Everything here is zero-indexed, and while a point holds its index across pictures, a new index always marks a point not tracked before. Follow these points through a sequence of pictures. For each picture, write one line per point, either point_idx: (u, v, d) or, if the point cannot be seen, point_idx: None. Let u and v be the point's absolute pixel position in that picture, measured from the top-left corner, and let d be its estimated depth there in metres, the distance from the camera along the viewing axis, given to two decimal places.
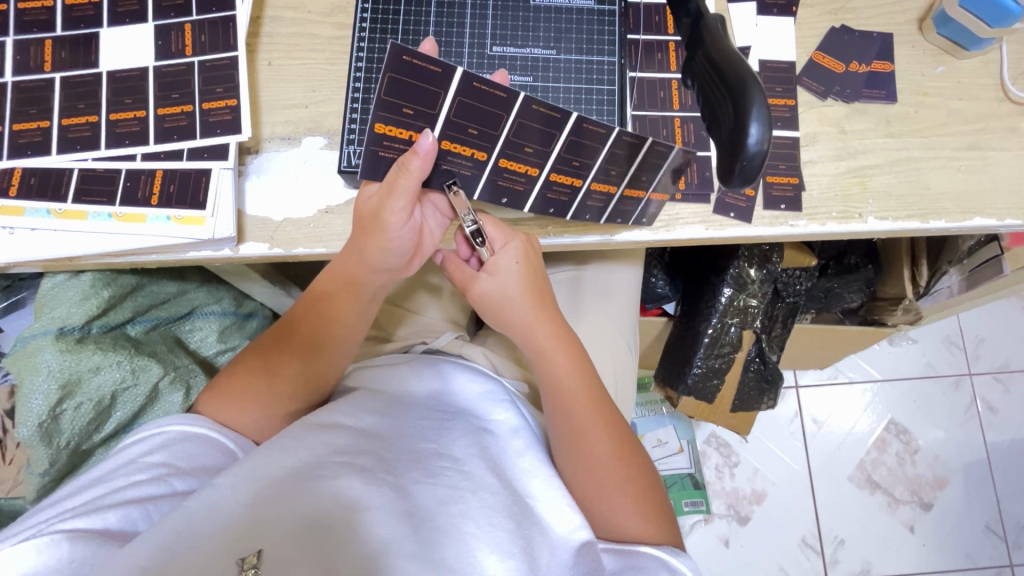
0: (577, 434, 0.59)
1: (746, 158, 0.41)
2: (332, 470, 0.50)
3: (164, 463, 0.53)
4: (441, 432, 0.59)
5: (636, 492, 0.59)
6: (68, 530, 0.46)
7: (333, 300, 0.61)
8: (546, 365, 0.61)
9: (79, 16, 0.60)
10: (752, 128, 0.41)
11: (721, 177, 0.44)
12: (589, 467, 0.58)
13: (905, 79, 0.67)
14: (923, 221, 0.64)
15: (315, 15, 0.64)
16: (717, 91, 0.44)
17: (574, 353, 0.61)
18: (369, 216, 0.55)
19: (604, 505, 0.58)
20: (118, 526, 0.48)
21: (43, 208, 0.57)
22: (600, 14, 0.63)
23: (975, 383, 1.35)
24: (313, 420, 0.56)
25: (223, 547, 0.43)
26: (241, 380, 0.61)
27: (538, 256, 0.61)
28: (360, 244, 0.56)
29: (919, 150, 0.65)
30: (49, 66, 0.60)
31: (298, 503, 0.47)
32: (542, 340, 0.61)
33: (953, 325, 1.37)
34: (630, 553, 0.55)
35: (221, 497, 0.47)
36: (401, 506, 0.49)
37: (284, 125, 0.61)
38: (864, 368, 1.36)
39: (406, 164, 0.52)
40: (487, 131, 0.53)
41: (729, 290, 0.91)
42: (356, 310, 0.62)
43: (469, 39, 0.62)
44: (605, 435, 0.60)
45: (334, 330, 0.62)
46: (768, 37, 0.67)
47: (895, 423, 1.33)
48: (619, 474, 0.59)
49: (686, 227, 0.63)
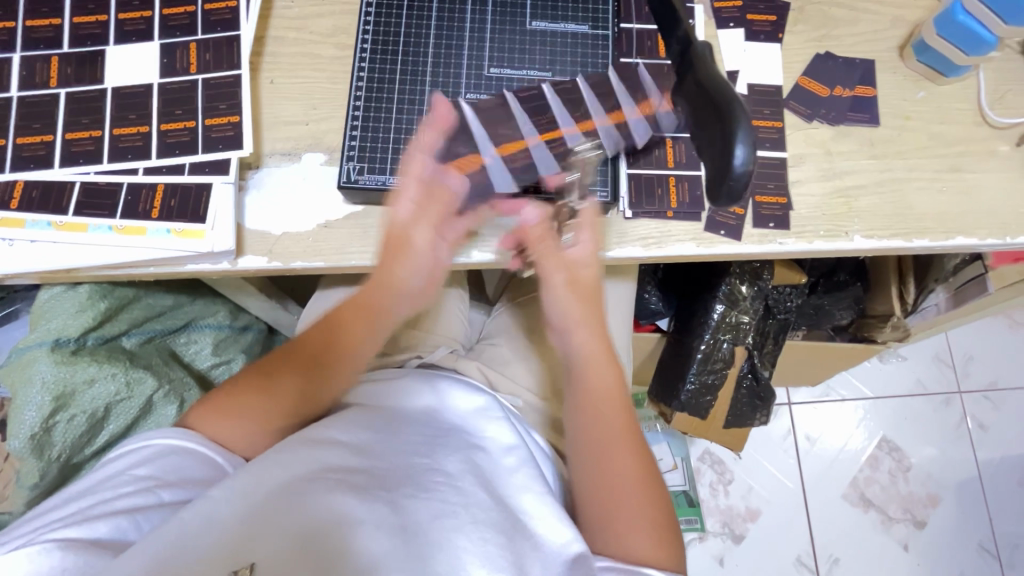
0: (598, 444, 0.59)
1: (733, 179, 0.43)
2: (326, 485, 0.50)
3: (151, 475, 0.53)
4: (435, 449, 0.59)
5: (648, 514, 0.57)
6: (60, 539, 0.47)
7: (348, 326, 0.61)
8: (579, 371, 0.61)
9: (86, 34, 0.62)
10: (738, 150, 0.43)
11: (708, 196, 0.46)
12: (606, 483, 0.58)
13: (887, 104, 0.69)
14: (908, 240, 0.65)
15: (317, 35, 0.66)
16: (704, 113, 0.46)
17: (611, 367, 0.61)
18: (398, 234, 0.57)
19: (614, 524, 0.56)
20: (109, 536, 0.48)
21: (44, 220, 0.57)
22: (593, 39, 0.65)
23: (965, 401, 1.37)
24: (308, 436, 0.57)
25: (219, 558, 0.44)
26: (237, 402, 0.59)
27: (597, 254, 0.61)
28: (386, 267, 0.58)
29: (902, 172, 0.67)
30: (55, 81, 0.61)
31: (292, 516, 0.47)
32: (586, 344, 0.60)
33: (942, 343, 1.40)
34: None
35: (217, 512, 0.48)
36: (393, 521, 0.49)
37: (284, 141, 0.63)
38: (856, 386, 1.37)
39: (433, 189, 0.57)
40: (516, 124, 0.62)
41: (721, 306, 0.92)
42: (369, 338, 0.62)
43: (467, 61, 0.63)
44: (625, 450, 0.59)
45: (345, 356, 0.61)
46: (756, 62, 0.70)
47: (887, 440, 1.34)
48: (634, 493, 0.58)
49: (677, 244, 0.64)
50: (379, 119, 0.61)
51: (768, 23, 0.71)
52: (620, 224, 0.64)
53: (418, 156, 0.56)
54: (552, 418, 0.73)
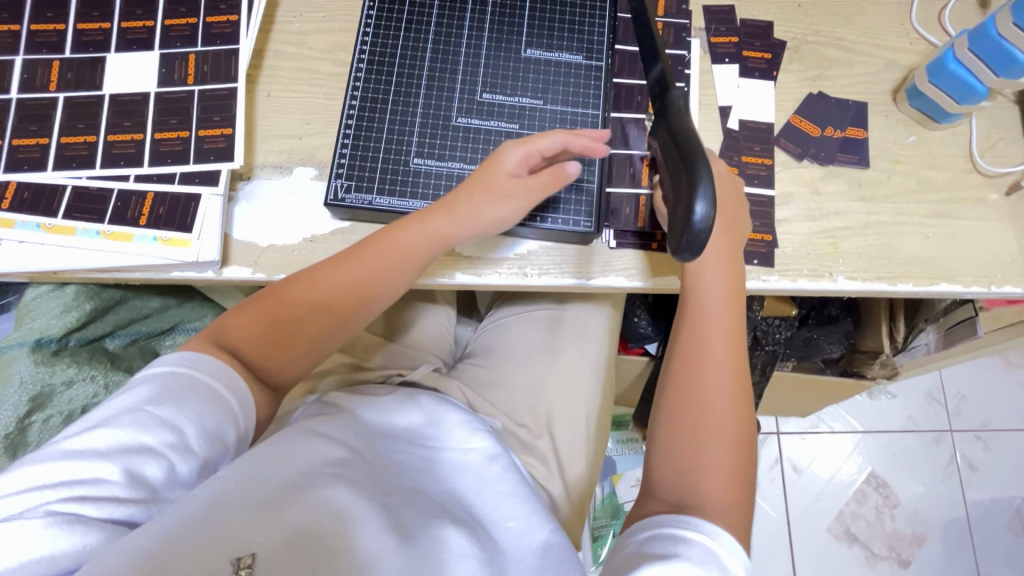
0: (696, 379, 0.57)
1: (691, 232, 0.41)
2: (325, 483, 0.52)
3: (171, 428, 0.50)
4: (421, 464, 0.61)
5: (729, 455, 0.55)
6: (79, 514, 0.45)
7: (387, 246, 0.57)
8: (700, 290, 0.59)
9: (88, 40, 0.63)
10: (699, 204, 0.40)
11: (670, 247, 0.43)
12: (696, 417, 0.56)
13: (878, 146, 0.70)
14: (891, 283, 0.66)
15: (316, 51, 0.67)
16: (675, 161, 0.45)
17: (736, 303, 0.60)
18: (495, 176, 0.56)
19: (697, 452, 0.54)
20: (124, 515, 0.46)
21: (34, 221, 0.58)
22: (586, 70, 0.65)
23: (956, 440, 1.36)
24: (307, 429, 0.59)
25: (218, 545, 0.45)
26: (254, 326, 0.58)
27: (738, 210, 0.61)
28: (472, 203, 0.56)
29: (889, 216, 0.67)
30: (55, 85, 0.62)
31: (290, 513, 0.49)
32: (709, 269, 0.59)
33: (935, 380, 1.39)
34: (673, 541, 0.48)
35: (219, 492, 0.48)
36: (390, 523, 0.51)
37: (277, 154, 0.64)
38: (847, 419, 1.36)
39: (560, 168, 0.57)
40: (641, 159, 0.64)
41: None
42: (400, 272, 0.58)
43: (460, 86, 0.64)
44: (726, 389, 0.57)
45: (372, 288, 0.58)
46: (749, 98, 0.70)
47: (875, 476, 1.33)
48: (726, 428, 0.55)
49: (662, 277, 0.63)
50: (370, 140, 0.62)
51: (763, 60, 0.72)
52: (604, 254, 0.63)
53: (555, 138, 0.57)
54: (529, 444, 0.72)
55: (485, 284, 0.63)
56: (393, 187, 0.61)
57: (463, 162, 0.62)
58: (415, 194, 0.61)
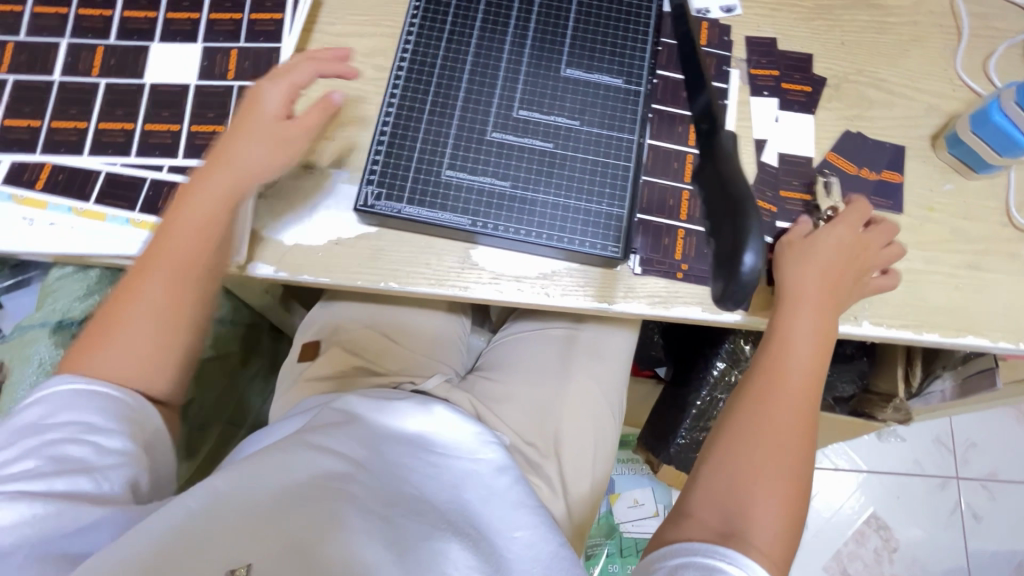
0: (775, 408, 0.54)
1: (738, 285, 0.40)
2: (324, 496, 0.52)
3: (77, 418, 0.50)
4: (428, 474, 0.60)
5: (785, 484, 0.52)
6: (16, 494, 0.45)
7: (182, 207, 0.57)
8: (796, 324, 0.58)
9: (134, 29, 0.63)
10: (747, 258, 0.40)
11: (714, 298, 0.43)
12: (761, 442, 0.53)
13: (913, 192, 0.69)
14: (917, 332, 0.64)
15: (356, 54, 0.67)
16: (717, 206, 0.42)
17: (823, 353, 0.57)
18: (256, 120, 0.58)
19: (751, 479, 0.51)
20: (66, 489, 0.47)
21: (66, 205, 0.59)
22: (624, 93, 0.65)
23: (962, 487, 1.33)
24: (309, 439, 0.58)
25: (221, 550, 0.45)
26: (123, 334, 0.55)
27: (848, 282, 0.60)
28: (245, 142, 0.58)
29: (919, 263, 0.66)
30: (97, 70, 0.62)
31: (293, 524, 0.49)
32: (806, 310, 0.58)
33: (945, 426, 1.37)
34: (714, 574, 0.46)
35: (221, 496, 0.50)
36: (391, 540, 0.50)
37: (309, 154, 0.64)
38: (851, 456, 1.34)
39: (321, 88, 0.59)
40: (678, 191, 0.65)
41: (722, 364, 0.91)
42: (204, 220, 0.56)
43: (497, 100, 0.64)
44: (796, 431, 0.54)
45: (188, 245, 0.56)
46: (787, 133, 0.70)
47: (876, 517, 1.31)
48: (784, 463, 0.52)
49: (683, 306, 0.62)
50: (403, 148, 0.62)
51: (803, 94, 0.71)
52: (628, 279, 0.63)
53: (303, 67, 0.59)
54: (537, 463, 0.72)
55: (505, 299, 0.62)
56: (423, 197, 0.61)
57: (494, 178, 0.62)
58: (444, 206, 0.61)
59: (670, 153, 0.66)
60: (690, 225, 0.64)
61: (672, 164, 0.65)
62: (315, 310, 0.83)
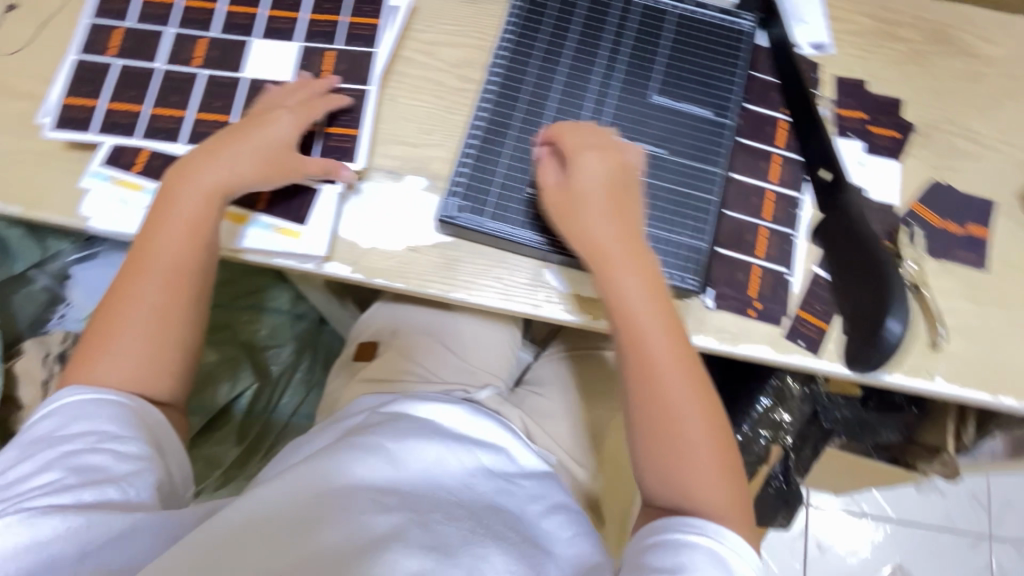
0: (653, 394, 0.52)
1: None
2: (361, 502, 0.50)
3: (95, 429, 0.51)
4: (466, 475, 0.57)
5: (710, 454, 0.51)
6: (44, 507, 0.46)
7: (162, 206, 0.57)
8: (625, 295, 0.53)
9: (237, 24, 0.65)
10: None
11: None
12: (667, 430, 0.51)
13: (998, 248, 0.67)
14: (993, 394, 0.62)
15: (446, 64, 0.68)
16: None
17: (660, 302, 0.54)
18: (249, 122, 0.59)
19: (680, 471, 0.51)
20: (94, 500, 0.48)
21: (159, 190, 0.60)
22: (712, 125, 0.64)
23: (994, 548, 1.29)
24: (355, 441, 0.57)
25: (259, 554, 0.46)
26: (117, 338, 0.55)
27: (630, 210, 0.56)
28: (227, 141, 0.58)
29: (1000, 323, 0.64)
30: (198, 61, 0.64)
31: (326, 535, 0.47)
32: (623, 270, 0.54)
33: (982, 482, 1.32)
34: (682, 547, 0.47)
35: (268, 498, 0.50)
36: (425, 541, 0.48)
37: (393, 159, 0.64)
38: (880, 504, 1.31)
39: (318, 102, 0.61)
40: (756, 227, 0.64)
41: (767, 400, 0.94)
42: (191, 218, 0.56)
43: (585, 122, 0.64)
44: (690, 398, 0.52)
45: (170, 242, 0.56)
46: (872, 177, 0.68)
47: (902, 569, 1.27)
48: (703, 447, 0.51)
49: (752, 343, 0.61)
50: (488, 162, 0.62)
51: (891, 139, 0.70)
52: (701, 312, 0.62)
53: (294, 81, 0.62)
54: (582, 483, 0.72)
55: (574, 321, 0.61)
56: (504, 213, 0.61)
57: None
58: (524, 224, 0.61)
59: (751, 189, 0.65)
60: (767, 264, 0.63)
61: (751, 199, 0.65)
62: (375, 308, 0.85)
